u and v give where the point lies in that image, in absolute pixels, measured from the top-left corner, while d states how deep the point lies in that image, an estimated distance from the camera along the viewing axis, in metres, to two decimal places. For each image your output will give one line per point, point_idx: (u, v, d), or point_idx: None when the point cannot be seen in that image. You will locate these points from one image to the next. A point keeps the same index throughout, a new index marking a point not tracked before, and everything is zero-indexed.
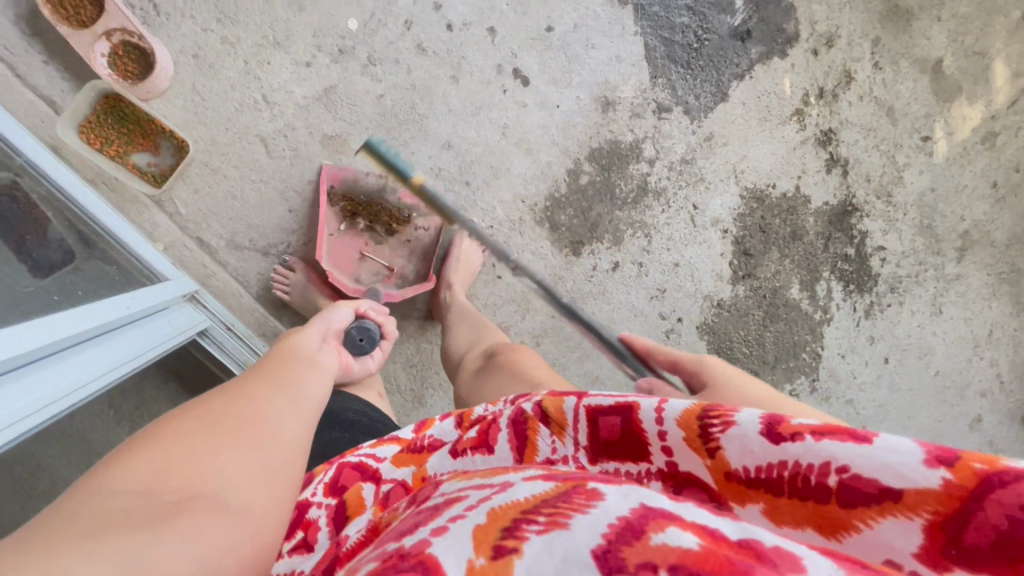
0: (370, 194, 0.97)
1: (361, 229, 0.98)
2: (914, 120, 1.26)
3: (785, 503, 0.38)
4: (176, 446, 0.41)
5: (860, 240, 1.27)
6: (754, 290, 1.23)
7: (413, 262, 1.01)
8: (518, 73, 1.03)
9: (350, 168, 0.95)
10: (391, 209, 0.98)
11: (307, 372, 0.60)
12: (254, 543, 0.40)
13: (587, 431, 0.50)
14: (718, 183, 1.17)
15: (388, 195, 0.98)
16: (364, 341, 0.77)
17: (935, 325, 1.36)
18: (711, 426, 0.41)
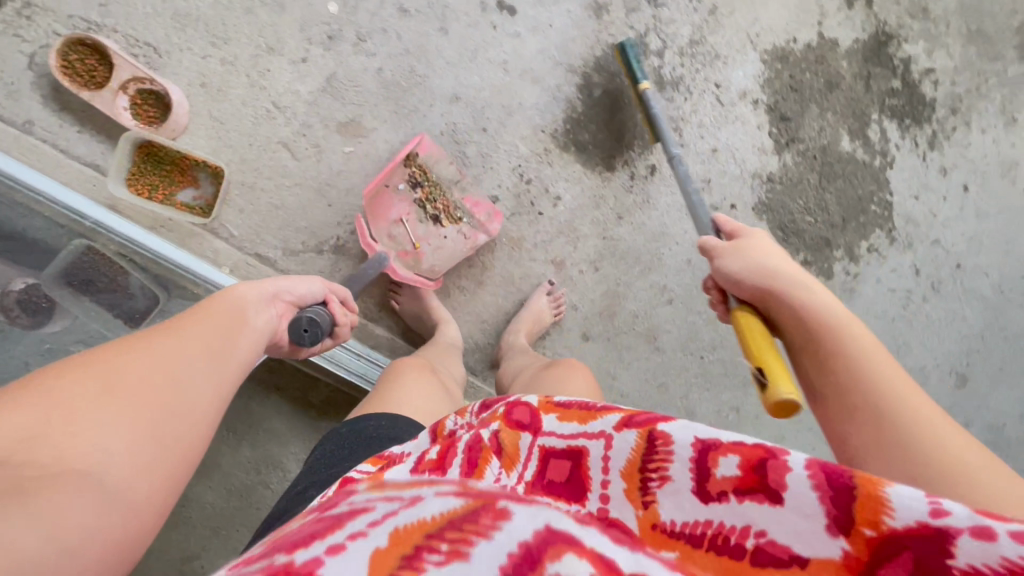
0: (442, 179, 1.02)
1: (413, 201, 1.00)
2: None
3: (700, 554, 0.40)
4: (58, 416, 0.42)
5: (904, 69, 1.19)
6: (803, 155, 1.17)
7: (436, 259, 1.02)
8: (502, 4, 1.02)
9: (437, 146, 0.99)
10: (448, 201, 1.02)
11: (236, 338, 0.60)
12: (132, 518, 0.43)
13: (535, 469, 0.52)
14: (735, 54, 1.12)
15: (454, 193, 1.03)
16: (306, 335, 0.73)
17: (1011, 136, 1.26)
18: (649, 480, 0.44)
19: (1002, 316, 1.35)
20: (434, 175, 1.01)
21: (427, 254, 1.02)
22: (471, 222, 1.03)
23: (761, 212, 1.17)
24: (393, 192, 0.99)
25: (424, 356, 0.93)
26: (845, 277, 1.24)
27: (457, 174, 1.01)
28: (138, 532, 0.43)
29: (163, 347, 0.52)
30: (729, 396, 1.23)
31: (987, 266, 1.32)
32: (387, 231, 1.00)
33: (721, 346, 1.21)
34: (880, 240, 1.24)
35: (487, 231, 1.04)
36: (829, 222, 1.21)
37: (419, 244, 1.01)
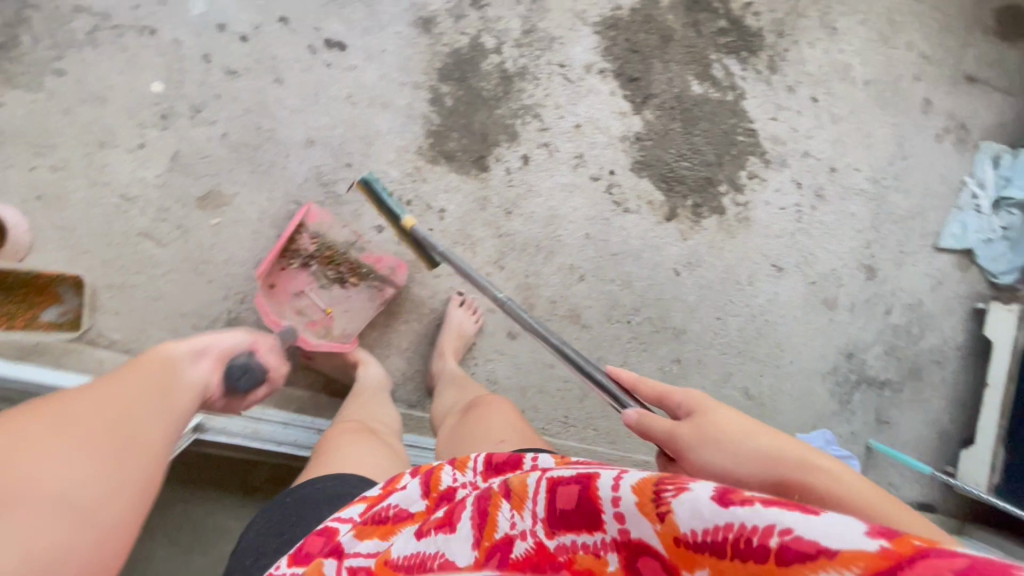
0: (339, 240, 1.01)
1: (314, 270, 1.02)
2: None
3: (728, 565, 0.37)
4: (26, 443, 0.48)
5: (724, 8, 1.28)
6: (661, 108, 1.23)
7: (348, 320, 1.03)
8: (331, 41, 1.02)
9: (324, 210, 0.99)
10: (353, 261, 1.02)
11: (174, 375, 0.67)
12: (99, 537, 0.48)
13: (545, 503, 0.50)
14: (568, 33, 1.16)
15: (354, 251, 1.02)
16: (243, 379, 0.80)
17: (837, 43, 1.38)
18: (666, 491, 0.42)
19: (885, 204, 1.45)
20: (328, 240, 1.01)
21: (340, 318, 1.03)
22: (379, 277, 1.03)
23: (640, 171, 1.22)
24: (290, 267, 1.00)
25: (356, 415, 0.89)
26: (736, 207, 1.30)
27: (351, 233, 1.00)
28: (112, 541, 0.50)
29: (115, 389, 0.58)
30: (667, 350, 1.26)
31: (857, 163, 1.42)
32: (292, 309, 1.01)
33: (646, 306, 1.24)
34: (756, 166, 1.32)
35: (394, 284, 1.03)
36: (705, 162, 1.27)
37: (329, 310, 1.02)
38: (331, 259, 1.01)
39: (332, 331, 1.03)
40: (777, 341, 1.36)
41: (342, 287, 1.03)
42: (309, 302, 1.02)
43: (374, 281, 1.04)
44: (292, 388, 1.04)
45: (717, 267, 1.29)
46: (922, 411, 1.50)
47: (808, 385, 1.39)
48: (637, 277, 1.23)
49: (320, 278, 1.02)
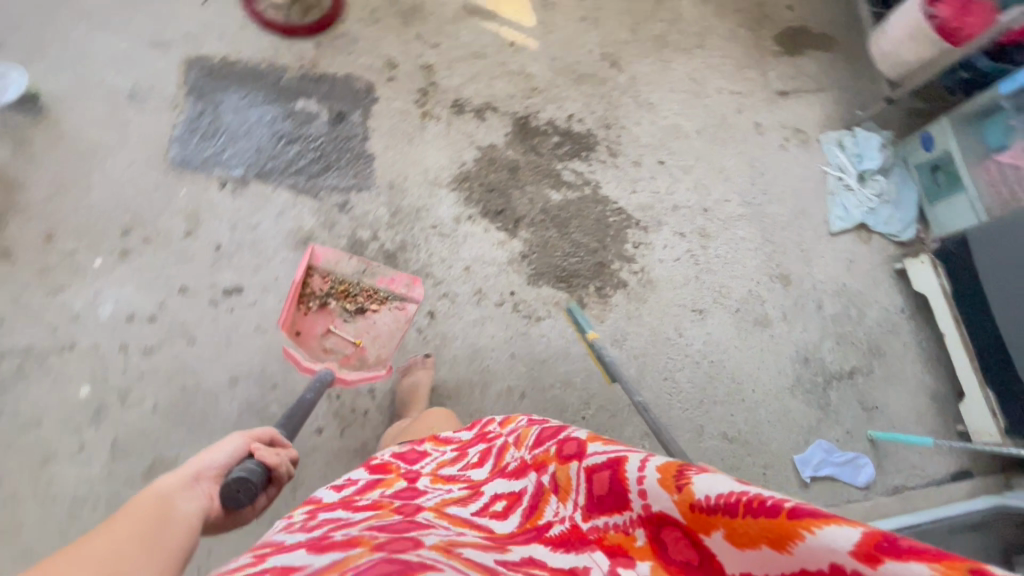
0: (349, 275, 1.16)
1: (335, 307, 1.15)
2: (493, 43, 1.53)
3: (740, 523, 0.49)
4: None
5: (552, 127, 1.49)
6: (533, 223, 1.39)
7: (378, 346, 1.14)
8: (229, 289, 1.15)
9: (333, 254, 1.14)
10: (369, 288, 1.17)
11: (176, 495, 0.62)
12: None
13: (584, 492, 0.66)
14: (430, 199, 1.34)
15: (366, 278, 1.16)
16: (243, 493, 0.68)
17: (659, 113, 1.60)
18: (687, 471, 0.56)
19: (766, 217, 1.58)
20: (339, 278, 1.15)
21: (370, 345, 1.14)
22: (397, 296, 1.17)
23: (537, 281, 1.34)
24: (313, 310, 1.13)
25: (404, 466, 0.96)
26: (635, 274, 1.42)
27: (359, 262, 1.15)
28: None
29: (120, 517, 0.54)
30: (632, 430, 1.27)
31: (724, 195, 1.57)
32: (324, 347, 1.12)
33: (594, 396, 1.28)
34: (637, 235, 1.45)
35: (410, 300, 1.18)
36: (591, 250, 1.40)
37: (358, 340, 1.14)
38: (348, 291, 1.15)
39: (368, 357, 1.15)
40: (731, 375, 1.40)
41: (364, 315, 1.16)
42: (339, 339, 1.14)
43: (391, 304, 1.17)
44: None
45: (642, 335, 1.37)
46: (903, 383, 1.50)
47: (782, 405, 1.40)
48: (574, 374, 1.29)
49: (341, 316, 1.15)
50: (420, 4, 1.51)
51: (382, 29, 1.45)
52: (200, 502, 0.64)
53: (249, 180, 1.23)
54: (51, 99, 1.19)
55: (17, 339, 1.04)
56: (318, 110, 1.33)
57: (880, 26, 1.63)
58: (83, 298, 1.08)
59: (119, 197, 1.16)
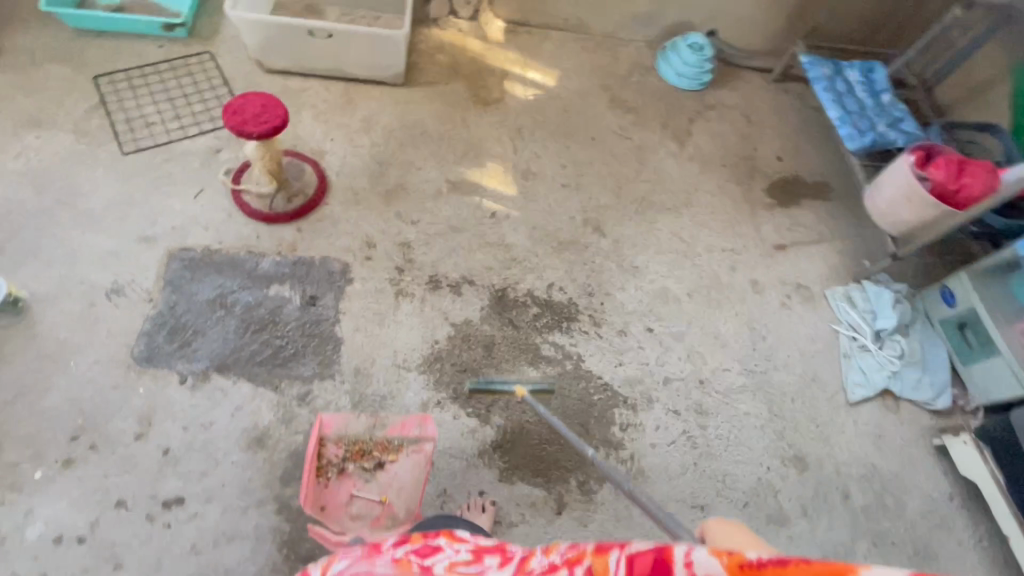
0: (360, 433, 1.17)
1: (353, 470, 1.15)
2: (473, 214, 1.54)
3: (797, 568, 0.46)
4: None
5: (531, 298, 1.44)
6: (508, 407, 1.29)
7: (403, 499, 1.13)
8: (168, 500, 1.07)
9: (343, 416, 1.16)
10: (383, 441, 1.17)
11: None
12: None
13: (622, 573, 0.51)
14: (397, 385, 1.27)
15: (378, 432, 1.17)
16: None
17: (645, 276, 1.54)
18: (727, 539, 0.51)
19: (773, 387, 1.43)
20: (350, 438, 1.16)
21: (396, 499, 1.13)
22: (412, 440, 1.17)
23: (510, 477, 1.21)
24: (334, 477, 1.13)
25: None
26: (623, 462, 1.27)
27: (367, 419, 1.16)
28: None
29: None
30: None
31: (722, 365, 1.44)
32: (350, 514, 1.11)
33: None
34: (624, 415, 1.33)
35: (425, 444, 1.17)
36: (572, 437, 1.28)
37: (383, 499, 1.13)
38: (362, 450, 1.16)
39: (398, 511, 1.13)
40: None
41: (385, 469, 1.16)
42: (364, 500, 1.13)
43: (410, 449, 1.17)
44: None
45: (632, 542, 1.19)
46: None
47: None
48: None
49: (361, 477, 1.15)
50: (403, 181, 1.56)
51: (363, 208, 1.48)
52: None
53: (210, 374, 1.20)
54: (30, 300, 1.22)
55: None
56: (290, 294, 1.33)
57: (871, 183, 1.58)
58: (15, 518, 1.02)
59: (74, 400, 1.14)
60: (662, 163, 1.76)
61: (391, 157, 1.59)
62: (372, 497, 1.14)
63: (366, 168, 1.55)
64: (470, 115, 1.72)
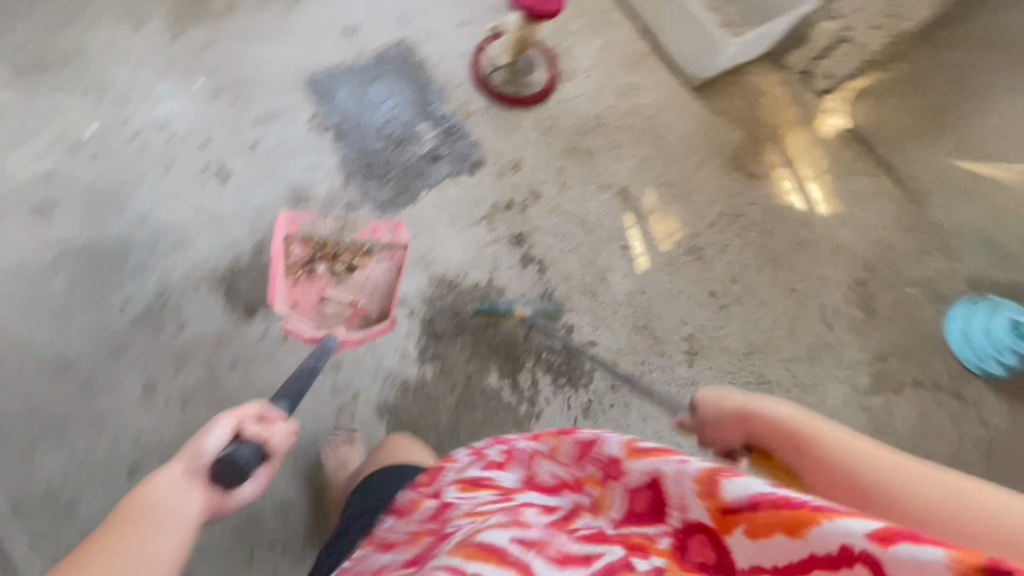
0: (330, 238, 1.26)
1: (321, 274, 1.23)
2: (610, 231, 1.40)
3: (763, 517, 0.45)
4: None
5: (566, 333, 1.29)
6: (445, 375, 1.22)
7: (374, 301, 1.24)
8: (222, 170, 1.27)
9: (308, 217, 1.27)
10: (353, 246, 1.26)
11: (158, 501, 0.62)
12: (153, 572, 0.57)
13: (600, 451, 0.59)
14: (404, 268, 1.27)
15: (345, 239, 1.26)
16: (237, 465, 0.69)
17: (676, 435, 1.27)
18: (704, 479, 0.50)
19: None
20: (319, 240, 1.26)
21: (368, 300, 1.24)
22: (382, 245, 1.27)
23: (384, 414, 1.19)
24: (301, 279, 1.22)
25: None
26: None
27: (337, 221, 1.26)
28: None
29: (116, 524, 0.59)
30: None
31: None
32: (324, 315, 1.22)
33: None
34: None
35: (396, 244, 1.28)
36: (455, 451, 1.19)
37: (354, 300, 1.23)
38: (329, 254, 1.25)
39: (370, 311, 1.24)
40: None
41: (355, 272, 1.25)
42: (335, 301, 1.23)
43: (379, 259, 1.27)
44: None
45: None
46: None
47: None
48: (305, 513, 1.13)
49: (331, 280, 1.24)
50: (594, 153, 1.46)
51: (542, 141, 1.44)
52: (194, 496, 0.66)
53: (328, 131, 1.35)
54: None
55: (110, 74, 1.30)
56: (427, 140, 1.39)
57: None
58: (164, 90, 1.31)
59: (257, 64, 1.37)
60: (829, 379, 1.36)
61: (612, 129, 1.49)
62: (343, 299, 1.23)
63: (583, 117, 1.49)
64: (712, 163, 1.50)
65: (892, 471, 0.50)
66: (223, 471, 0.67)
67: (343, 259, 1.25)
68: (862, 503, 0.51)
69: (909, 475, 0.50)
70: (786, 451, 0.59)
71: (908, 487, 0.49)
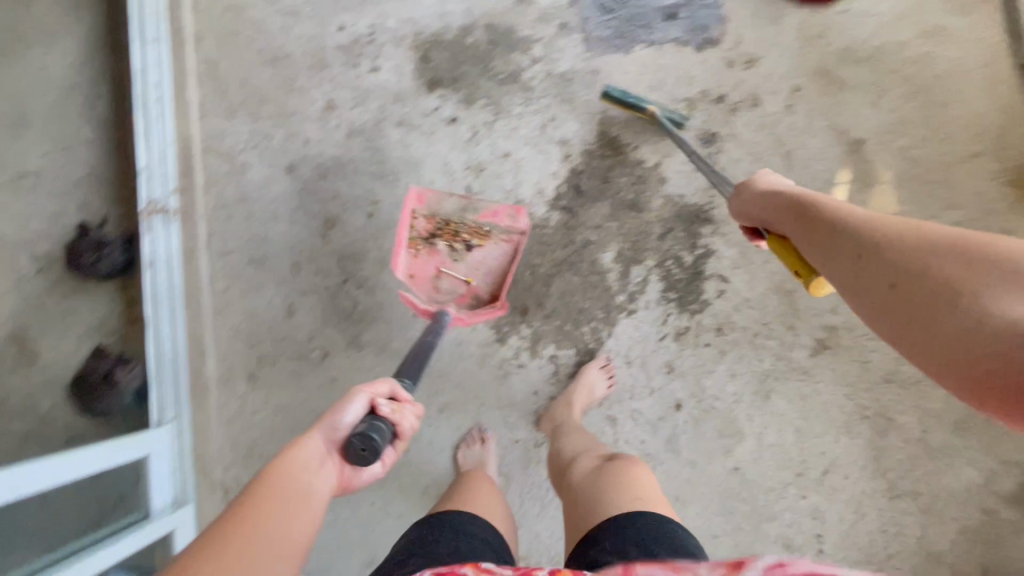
0: (451, 213, 1.12)
1: (442, 245, 1.11)
2: (812, 179, 1.20)
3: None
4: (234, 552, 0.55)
5: (702, 254, 1.18)
6: (567, 228, 1.19)
7: (489, 285, 1.12)
8: None
9: (435, 193, 1.12)
10: (473, 225, 1.12)
11: (299, 473, 0.69)
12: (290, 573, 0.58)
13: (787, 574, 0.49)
14: (582, 112, 1.21)
15: (468, 214, 1.12)
16: (365, 451, 0.71)
17: (756, 410, 1.15)
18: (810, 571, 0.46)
19: None
20: (440, 216, 1.11)
21: (480, 283, 1.12)
22: (502, 229, 1.13)
23: None
24: (422, 251, 1.10)
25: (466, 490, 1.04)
26: (509, 358, 1.17)
27: (462, 198, 1.12)
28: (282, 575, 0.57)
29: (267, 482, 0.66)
30: (328, 332, 1.16)
31: None
32: (439, 287, 1.11)
33: (367, 294, 1.17)
34: (566, 360, 1.17)
35: (515, 229, 1.12)
36: (538, 299, 1.18)
37: (472, 279, 1.12)
38: (453, 230, 1.11)
39: (483, 294, 1.13)
40: (394, 473, 1.17)
41: (472, 252, 1.11)
42: (451, 278, 1.12)
43: (502, 244, 1.12)
44: (190, 13, 1.23)
45: (440, 358, 1.16)
46: None
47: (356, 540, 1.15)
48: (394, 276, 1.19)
49: (451, 254, 1.11)
50: (848, 88, 1.21)
51: (795, 49, 1.22)
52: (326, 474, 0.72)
53: None
54: None
55: None
56: None
57: None
58: None
59: None
60: (963, 459, 1.13)
61: (887, 71, 1.21)
62: (459, 276, 1.12)
63: (859, 41, 1.22)
64: (986, 164, 1.18)
65: (866, 220, 0.59)
66: (352, 451, 0.72)
67: (462, 237, 1.11)
68: (824, 250, 0.62)
69: (886, 227, 0.56)
70: (793, 232, 0.70)
71: (881, 237, 0.56)
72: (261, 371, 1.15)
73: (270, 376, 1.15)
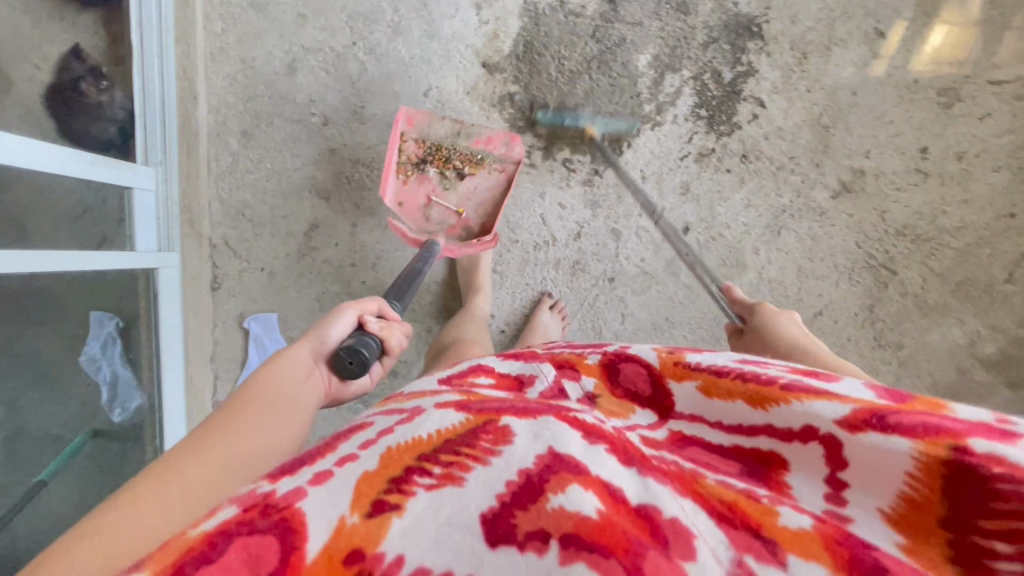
0: (442, 138, 1.04)
1: (432, 173, 1.04)
2: (880, 5, 1.08)
3: (724, 382, 0.49)
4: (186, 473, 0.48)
5: (743, 71, 1.09)
6: (602, 21, 1.08)
7: (478, 214, 1.06)
8: None
9: (427, 115, 1.03)
10: (467, 152, 1.05)
11: (284, 383, 0.63)
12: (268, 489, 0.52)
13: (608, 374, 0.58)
14: None
15: (461, 138, 1.04)
16: (354, 364, 0.66)
17: (764, 244, 1.12)
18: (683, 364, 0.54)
19: None
20: (431, 141, 1.04)
21: (474, 213, 1.06)
22: (496, 157, 1.05)
23: (525, 15, 1.07)
24: (411, 178, 1.04)
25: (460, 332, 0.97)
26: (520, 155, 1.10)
27: (453, 121, 1.03)
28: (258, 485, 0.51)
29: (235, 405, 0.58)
30: (329, 98, 1.07)
31: (630, 313, 1.13)
32: (426, 217, 1.04)
33: (375, 63, 1.07)
34: (580, 166, 1.10)
35: (512, 159, 1.05)
36: (560, 96, 1.09)
37: (462, 209, 1.04)
38: (443, 156, 1.04)
39: (472, 227, 1.06)
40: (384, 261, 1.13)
41: (463, 180, 1.04)
42: (439, 208, 1.05)
43: (500, 181, 1.06)
44: None
45: None
46: None
47: None
48: (405, 48, 1.07)
49: (441, 183, 1.05)
50: None
51: None
52: (318, 385, 0.66)
53: None
54: None
55: None
56: None
57: None
58: None
59: None
60: (954, 319, 1.13)
61: None
62: (449, 206, 1.05)
63: None
64: None
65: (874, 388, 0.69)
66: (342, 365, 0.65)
67: (455, 165, 1.05)
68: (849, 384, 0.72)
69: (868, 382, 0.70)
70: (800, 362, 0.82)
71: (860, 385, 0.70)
72: (257, 130, 1.07)
73: (265, 137, 1.07)
